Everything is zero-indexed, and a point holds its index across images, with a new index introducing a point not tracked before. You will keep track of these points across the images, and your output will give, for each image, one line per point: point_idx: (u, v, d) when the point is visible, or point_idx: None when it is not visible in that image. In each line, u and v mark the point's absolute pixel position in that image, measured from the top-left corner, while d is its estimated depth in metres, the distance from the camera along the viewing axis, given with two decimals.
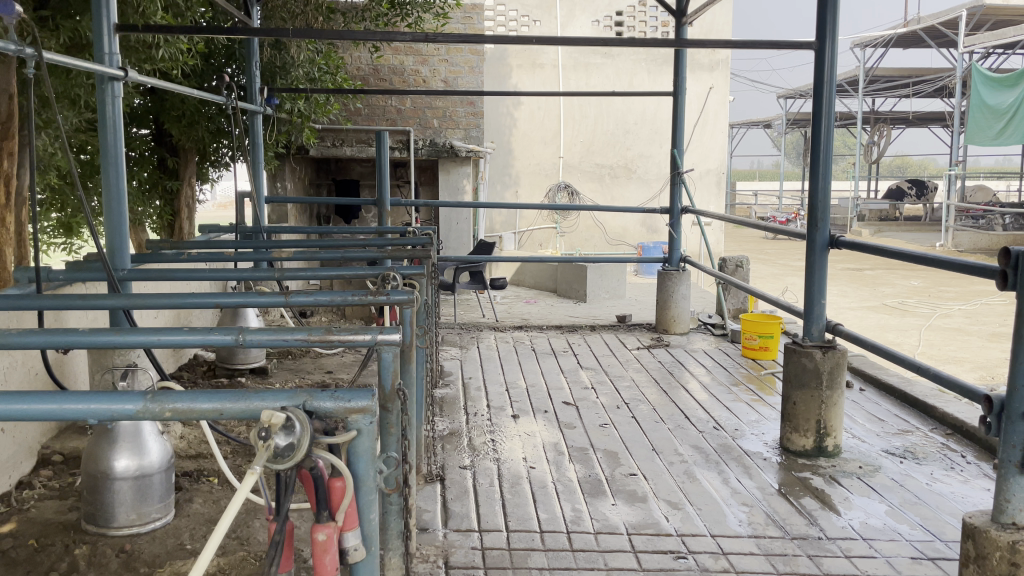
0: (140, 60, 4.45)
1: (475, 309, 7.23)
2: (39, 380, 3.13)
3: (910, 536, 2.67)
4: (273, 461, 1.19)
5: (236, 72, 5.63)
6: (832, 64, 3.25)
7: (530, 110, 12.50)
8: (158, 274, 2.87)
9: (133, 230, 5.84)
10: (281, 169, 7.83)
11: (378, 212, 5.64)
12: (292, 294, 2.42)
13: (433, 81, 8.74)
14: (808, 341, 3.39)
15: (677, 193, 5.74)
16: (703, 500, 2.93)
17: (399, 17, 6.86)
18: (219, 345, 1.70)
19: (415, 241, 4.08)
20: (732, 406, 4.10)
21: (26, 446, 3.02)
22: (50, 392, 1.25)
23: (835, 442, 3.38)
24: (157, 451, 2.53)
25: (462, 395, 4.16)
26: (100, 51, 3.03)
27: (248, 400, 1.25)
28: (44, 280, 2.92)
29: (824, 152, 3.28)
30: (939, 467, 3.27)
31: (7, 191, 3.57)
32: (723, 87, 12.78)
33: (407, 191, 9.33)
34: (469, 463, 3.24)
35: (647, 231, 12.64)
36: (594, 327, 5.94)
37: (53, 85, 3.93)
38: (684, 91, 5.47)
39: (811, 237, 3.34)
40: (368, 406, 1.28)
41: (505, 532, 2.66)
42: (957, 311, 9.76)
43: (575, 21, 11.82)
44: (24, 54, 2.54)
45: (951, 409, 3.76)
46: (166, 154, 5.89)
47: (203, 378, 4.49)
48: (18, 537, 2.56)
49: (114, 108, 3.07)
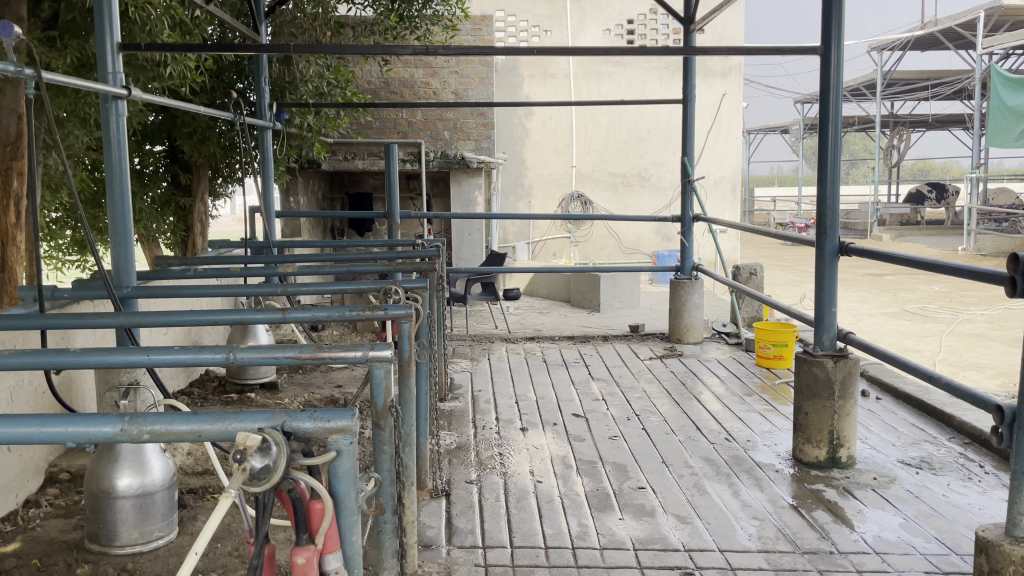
0: (149, 79, 4.48)
1: (487, 320, 7.21)
2: (46, 399, 3.14)
3: (924, 549, 2.61)
4: (249, 483, 1.16)
5: (247, 87, 5.69)
6: (838, 68, 3.20)
7: (542, 119, 12.49)
8: (161, 291, 2.88)
9: (146, 246, 5.89)
10: (293, 183, 7.86)
11: (387, 225, 5.63)
12: (290, 310, 2.39)
13: (444, 93, 8.78)
14: (819, 351, 3.33)
15: (689, 201, 5.69)
16: (712, 514, 2.88)
17: (407, 31, 6.88)
18: (209, 363, 1.67)
19: (423, 253, 4.06)
20: (745, 416, 4.03)
21: (33, 465, 3.03)
22: (26, 416, 1.23)
23: (849, 453, 3.32)
24: (159, 469, 2.53)
25: (471, 408, 4.13)
26: (104, 71, 3.05)
27: (226, 421, 1.22)
28: (50, 299, 2.93)
29: (832, 158, 3.23)
30: (956, 477, 3.19)
31: (18, 212, 3.57)
32: (736, 93, 12.71)
33: (419, 203, 9.37)
34: (475, 477, 3.21)
35: (663, 239, 12.59)
36: (606, 337, 5.89)
37: (63, 105, 3.93)
38: (693, 98, 5.43)
39: (821, 244, 3.29)
40: (348, 426, 1.26)
41: (510, 548, 2.63)
42: (979, 316, 9.60)
43: (585, 31, 11.86)
44: (23, 74, 2.55)
45: (969, 417, 3.69)
46: (179, 172, 5.93)
47: (214, 394, 4.49)
48: (21, 557, 2.55)
49: (118, 127, 3.08)
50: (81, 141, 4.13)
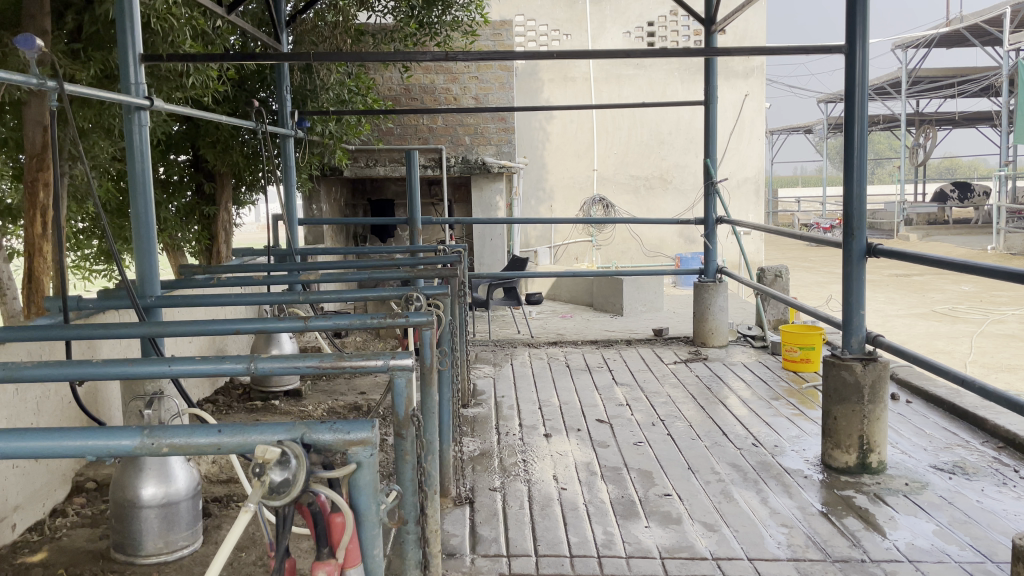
0: (172, 89, 4.49)
1: (510, 325, 7.18)
2: (72, 409, 3.16)
3: (959, 557, 2.55)
4: (269, 497, 1.16)
5: (269, 96, 5.74)
6: (863, 66, 3.14)
7: (563, 123, 12.48)
8: (184, 300, 2.88)
9: (171, 255, 5.95)
10: (316, 190, 7.91)
11: (409, 231, 5.60)
12: (312, 318, 2.37)
13: (464, 99, 8.80)
14: (847, 354, 3.28)
15: (712, 203, 5.63)
16: (739, 521, 2.83)
17: (427, 38, 6.87)
18: (229, 374, 1.67)
19: (444, 259, 4.01)
20: (772, 421, 3.97)
21: (61, 474, 3.06)
22: (47, 430, 1.22)
23: (879, 458, 3.26)
24: (183, 478, 2.52)
25: (494, 414, 4.12)
26: (126, 81, 3.07)
27: (245, 433, 1.21)
28: (75, 309, 2.96)
29: (859, 157, 3.17)
30: (990, 482, 3.12)
31: (45, 221, 3.59)
32: (758, 93, 12.62)
33: (440, 209, 9.41)
34: (499, 485, 3.18)
35: (686, 242, 12.51)
36: (629, 341, 5.84)
37: (87, 116, 3.95)
38: (715, 100, 5.37)
39: (848, 245, 3.24)
40: (368, 437, 1.24)
41: (534, 556, 2.60)
42: (1010, 315, 9.43)
43: (605, 33, 11.83)
44: (46, 86, 2.56)
45: (1002, 421, 3.61)
46: (203, 181, 5.98)
47: (238, 402, 4.50)
48: (48, 567, 2.57)
49: (140, 137, 3.09)
50: (106, 151, 4.15)
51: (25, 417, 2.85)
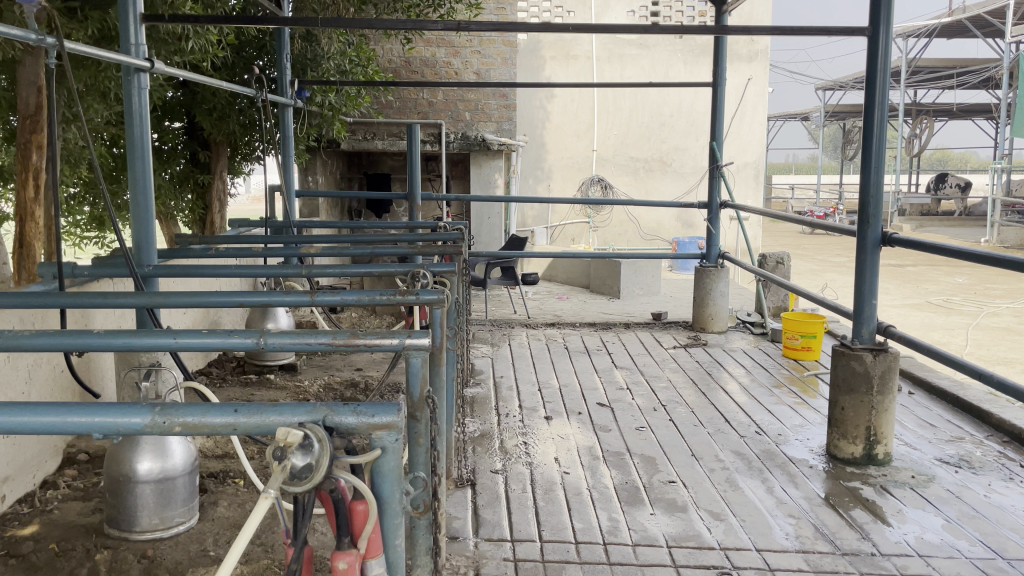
0: (171, 52, 4.38)
1: (506, 304, 7.11)
2: (66, 378, 3.09)
3: (969, 553, 2.51)
4: (289, 482, 1.10)
5: (267, 64, 5.63)
6: (887, 51, 3.07)
7: (563, 102, 12.35)
8: (182, 270, 2.78)
9: (164, 223, 5.83)
10: (312, 163, 7.82)
11: (408, 206, 5.49)
12: (317, 292, 2.28)
13: (465, 73, 8.74)
14: (858, 344, 3.22)
15: (716, 187, 5.53)
16: (746, 511, 2.79)
17: (431, 9, 6.76)
18: (238, 348, 1.57)
19: (447, 236, 3.89)
20: (775, 409, 3.93)
21: (52, 445, 2.98)
22: (52, 404, 1.14)
23: (885, 450, 3.21)
24: (181, 454, 2.44)
25: (493, 395, 4.06)
26: (127, 42, 2.94)
27: (264, 414, 1.14)
28: (68, 276, 2.86)
29: (876, 143, 3.11)
30: (997, 477, 3.09)
31: (36, 186, 3.46)
32: (761, 78, 12.53)
33: (438, 184, 9.36)
34: (500, 467, 3.13)
35: (683, 226, 12.46)
36: (628, 324, 5.79)
37: (83, 78, 3.82)
38: (724, 81, 5.26)
39: (863, 233, 3.17)
40: (394, 422, 1.18)
41: (539, 542, 2.55)
42: (1005, 308, 9.44)
43: (610, 11, 11.73)
44: (45, 43, 2.43)
45: (1008, 415, 3.57)
46: (198, 149, 5.83)
47: (233, 374, 4.43)
48: (39, 541, 2.49)
49: (140, 100, 2.97)
50: (100, 115, 4.02)
51: (16, 387, 2.76)
